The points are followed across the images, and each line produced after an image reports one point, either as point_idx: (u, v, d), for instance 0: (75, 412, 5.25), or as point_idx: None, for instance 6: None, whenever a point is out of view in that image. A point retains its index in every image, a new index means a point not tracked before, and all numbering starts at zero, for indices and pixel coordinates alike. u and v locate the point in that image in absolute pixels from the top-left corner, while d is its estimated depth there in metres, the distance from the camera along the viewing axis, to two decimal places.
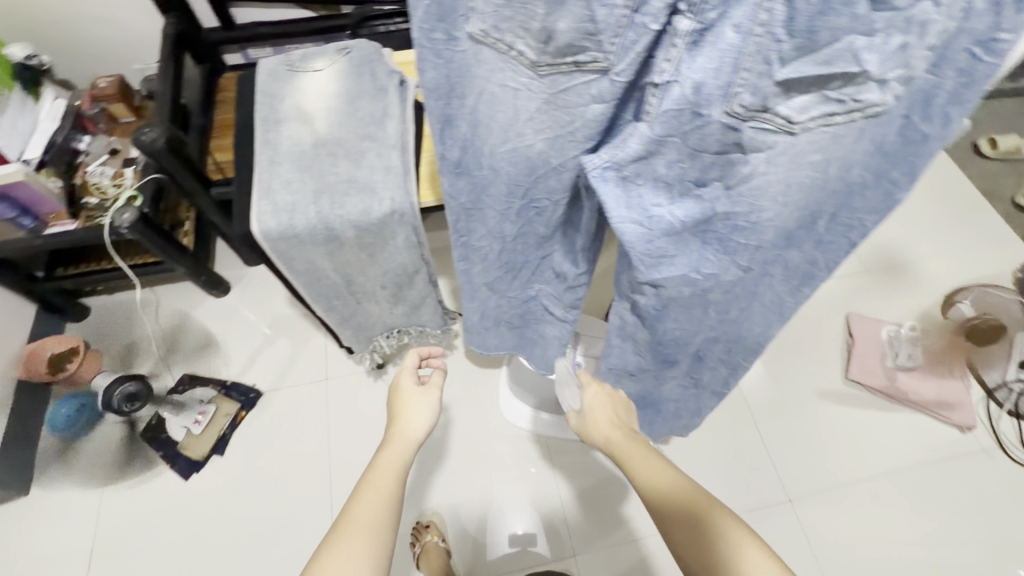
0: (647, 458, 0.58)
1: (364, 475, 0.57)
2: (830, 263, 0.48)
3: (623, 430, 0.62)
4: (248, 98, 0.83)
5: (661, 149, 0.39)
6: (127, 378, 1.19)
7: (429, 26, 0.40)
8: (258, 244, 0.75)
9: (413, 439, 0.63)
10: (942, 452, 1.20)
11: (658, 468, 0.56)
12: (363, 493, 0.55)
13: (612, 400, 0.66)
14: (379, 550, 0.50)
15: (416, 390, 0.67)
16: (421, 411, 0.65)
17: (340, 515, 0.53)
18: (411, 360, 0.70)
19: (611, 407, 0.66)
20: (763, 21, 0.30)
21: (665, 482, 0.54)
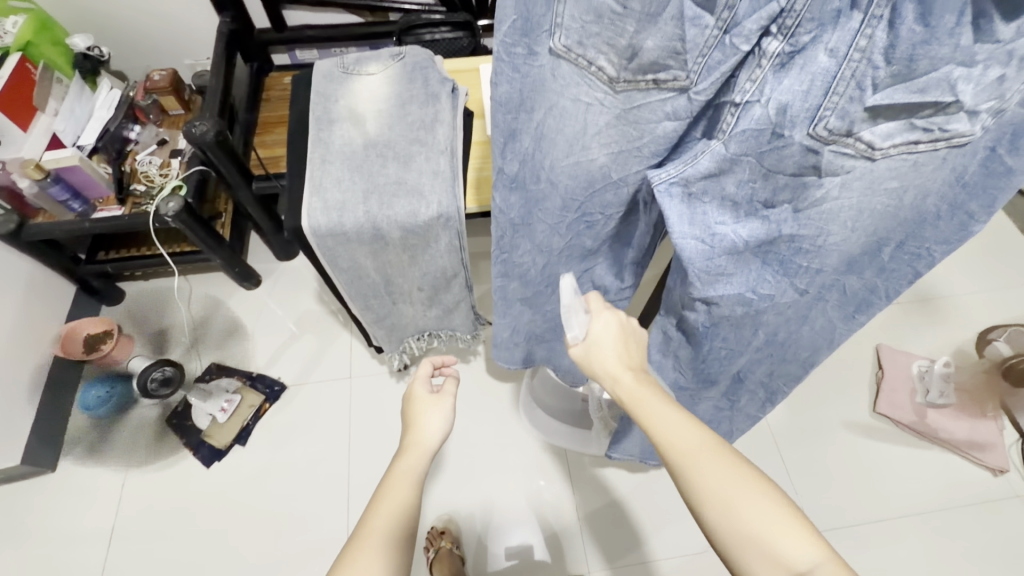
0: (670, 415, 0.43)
1: (377, 489, 0.52)
2: (890, 291, 0.48)
3: (637, 372, 0.46)
4: (302, 98, 0.85)
5: (733, 167, 0.40)
6: (161, 362, 1.24)
7: (512, 40, 0.40)
8: (305, 239, 0.76)
9: (428, 449, 0.58)
10: (973, 495, 1.16)
11: (684, 427, 0.42)
12: (377, 506, 0.51)
13: (622, 329, 0.48)
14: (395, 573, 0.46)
15: (430, 398, 0.62)
16: (435, 419, 0.60)
17: (357, 529, 0.49)
18: (424, 369, 0.64)
19: (621, 339, 0.48)
20: (862, 47, 0.30)
21: (690, 446, 0.41)
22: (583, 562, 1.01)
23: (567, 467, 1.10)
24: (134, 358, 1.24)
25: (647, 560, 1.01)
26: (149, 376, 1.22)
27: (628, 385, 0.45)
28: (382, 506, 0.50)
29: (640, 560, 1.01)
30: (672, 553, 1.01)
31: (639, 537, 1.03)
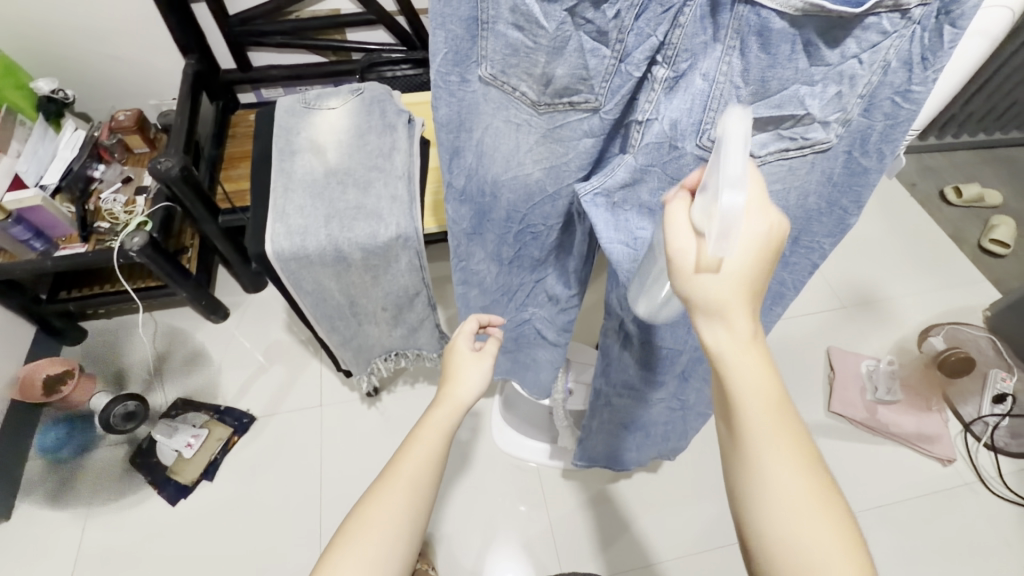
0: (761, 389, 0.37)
1: (411, 432, 0.59)
2: (796, 283, 0.54)
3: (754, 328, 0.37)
4: (265, 132, 0.89)
5: (644, 176, 0.46)
6: (125, 397, 1.23)
7: (446, 70, 0.45)
8: (270, 264, 0.79)
9: (463, 403, 0.62)
10: (926, 486, 1.23)
11: (768, 405, 0.37)
12: (409, 448, 0.57)
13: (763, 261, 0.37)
14: (412, 509, 0.54)
15: (471, 355, 0.66)
16: (473, 375, 0.64)
17: (393, 459, 0.57)
18: (469, 325, 0.67)
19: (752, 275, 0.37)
20: (724, 72, 0.37)
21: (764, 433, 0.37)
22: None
23: (539, 482, 1.13)
24: (97, 396, 1.22)
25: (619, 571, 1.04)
26: (112, 411, 1.20)
27: (737, 339, 0.36)
28: (413, 450, 0.57)
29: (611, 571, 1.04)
30: (648, 560, 1.04)
31: (612, 546, 1.06)
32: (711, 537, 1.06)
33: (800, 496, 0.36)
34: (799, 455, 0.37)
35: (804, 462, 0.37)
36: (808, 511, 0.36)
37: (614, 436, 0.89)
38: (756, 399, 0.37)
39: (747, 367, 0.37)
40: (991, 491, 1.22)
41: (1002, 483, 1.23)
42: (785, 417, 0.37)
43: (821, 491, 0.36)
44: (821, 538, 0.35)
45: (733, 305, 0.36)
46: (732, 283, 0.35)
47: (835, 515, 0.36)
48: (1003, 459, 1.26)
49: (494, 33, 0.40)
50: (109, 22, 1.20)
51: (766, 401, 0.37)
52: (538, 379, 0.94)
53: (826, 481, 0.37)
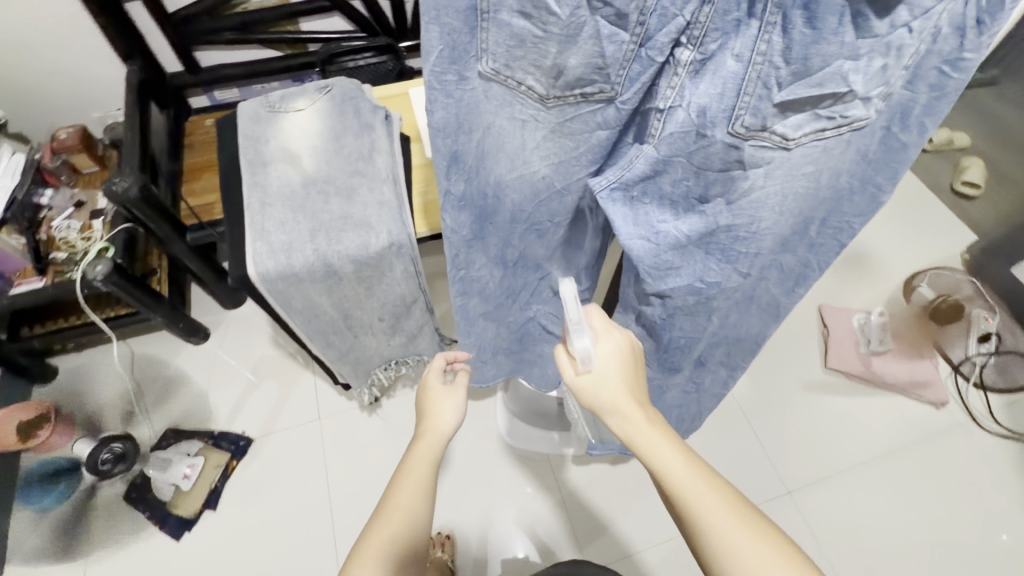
0: (673, 453, 0.44)
1: (398, 468, 0.59)
2: (822, 263, 0.52)
3: (643, 408, 0.47)
4: (230, 143, 0.84)
5: (666, 168, 0.42)
6: (113, 438, 1.17)
7: (441, 68, 0.40)
8: (253, 286, 0.74)
9: (443, 433, 0.64)
10: (924, 433, 1.27)
11: (685, 464, 0.43)
12: (399, 482, 0.57)
13: (628, 358, 0.49)
14: (413, 538, 0.53)
15: (442, 389, 0.70)
16: (448, 407, 0.67)
17: (382, 498, 0.56)
18: (439, 362, 0.73)
19: (626, 369, 0.48)
20: (762, 51, 0.33)
21: (690, 488, 0.42)
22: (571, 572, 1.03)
23: (551, 470, 1.13)
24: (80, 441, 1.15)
25: (640, 550, 1.05)
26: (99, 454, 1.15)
27: (636, 422, 0.46)
28: (404, 483, 0.57)
29: (632, 551, 1.05)
30: (668, 536, 1.06)
31: (632, 528, 1.07)
32: None
33: (740, 538, 0.40)
34: (727, 500, 0.42)
35: (731, 505, 0.42)
36: (758, 552, 0.39)
37: None
38: (672, 466, 0.43)
39: (654, 444, 0.45)
40: (983, 429, 1.27)
41: (993, 420, 1.28)
42: (700, 470, 0.43)
43: (757, 528, 0.41)
44: (771, 573, 0.38)
45: (620, 400, 0.47)
46: (610, 386, 0.47)
47: (778, 548, 0.40)
48: (993, 396, 1.31)
49: (496, 23, 0.36)
50: (35, 31, 1.09)
51: (680, 463, 0.43)
52: (545, 374, 0.94)
53: (761, 519, 0.41)
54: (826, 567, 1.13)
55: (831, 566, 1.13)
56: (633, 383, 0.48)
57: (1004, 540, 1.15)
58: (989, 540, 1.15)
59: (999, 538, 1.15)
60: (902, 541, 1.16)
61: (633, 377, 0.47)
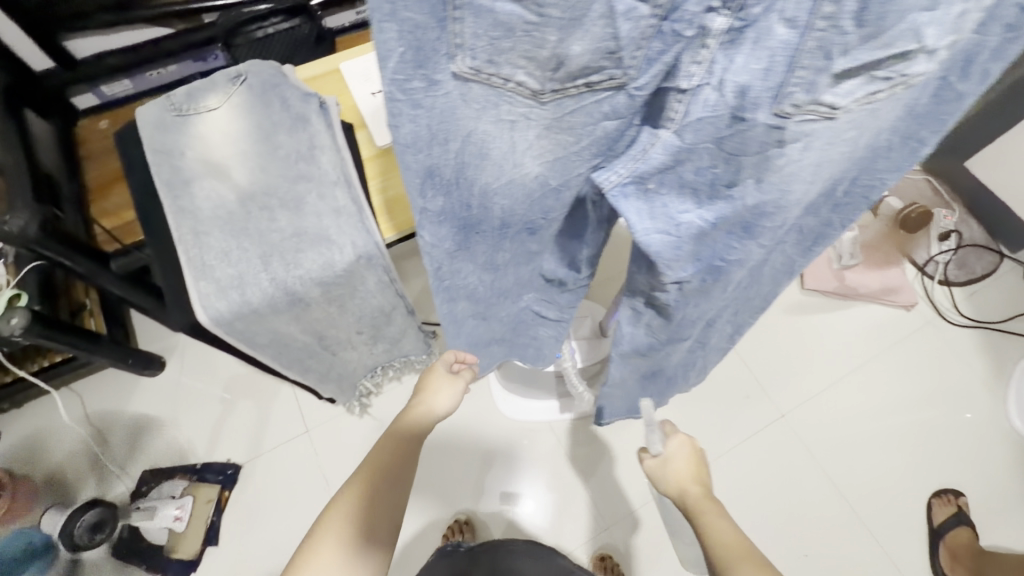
0: (722, 522, 0.55)
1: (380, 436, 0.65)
2: (845, 222, 0.48)
3: (700, 488, 0.60)
4: (136, 160, 0.70)
5: (690, 156, 0.36)
6: (85, 505, 1.04)
7: (405, 75, 0.30)
8: (209, 331, 0.65)
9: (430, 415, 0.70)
10: (897, 335, 1.33)
11: (729, 533, 0.54)
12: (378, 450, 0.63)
13: (693, 451, 0.62)
14: (386, 503, 0.59)
15: (446, 375, 0.74)
16: (444, 395, 0.73)
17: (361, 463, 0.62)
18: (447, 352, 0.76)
19: (692, 459, 0.62)
20: (828, 13, 0.26)
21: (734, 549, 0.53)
22: (589, 534, 1.05)
23: (555, 439, 1.13)
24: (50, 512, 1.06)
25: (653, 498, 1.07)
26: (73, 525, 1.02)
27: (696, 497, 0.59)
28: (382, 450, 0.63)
29: (645, 500, 1.07)
30: None
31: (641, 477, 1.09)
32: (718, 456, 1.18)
33: None
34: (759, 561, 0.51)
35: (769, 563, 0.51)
36: None
37: (634, 388, 0.86)
38: (719, 529, 0.55)
39: (708, 517, 0.57)
40: (948, 322, 1.34)
41: (957, 312, 1.35)
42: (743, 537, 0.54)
43: None
44: None
45: (683, 481, 0.60)
46: (676, 474, 0.61)
47: None
48: (955, 290, 1.38)
49: (473, 9, 0.27)
50: None
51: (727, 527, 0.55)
52: (540, 353, 0.88)
53: None
54: (822, 477, 1.20)
55: (825, 474, 1.21)
56: (697, 470, 0.61)
57: (968, 417, 1.24)
58: (956, 420, 1.24)
59: (964, 416, 1.25)
60: (886, 438, 1.24)
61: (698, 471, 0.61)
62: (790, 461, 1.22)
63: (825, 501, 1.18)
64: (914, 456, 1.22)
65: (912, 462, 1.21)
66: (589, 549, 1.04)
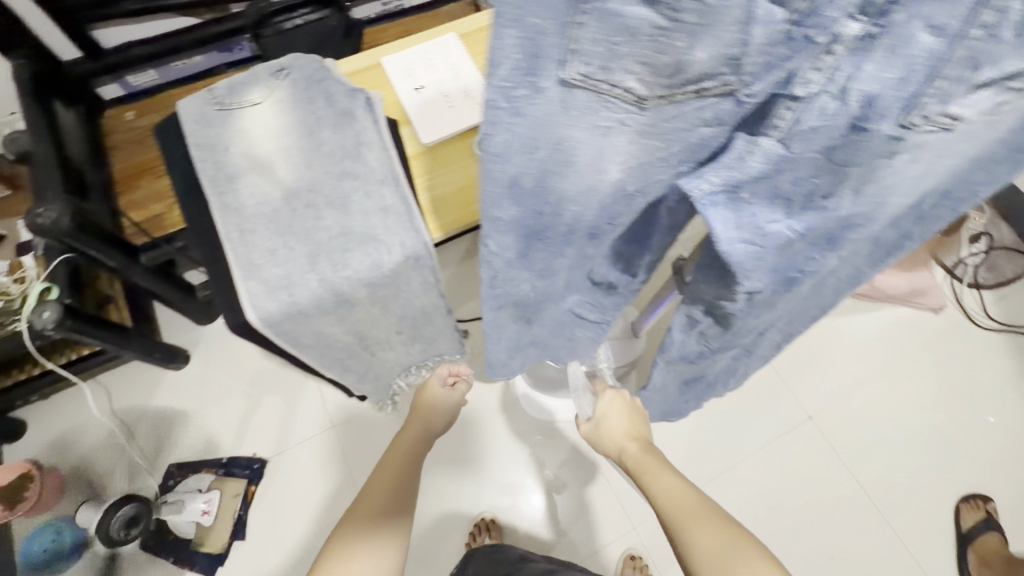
0: (657, 473, 0.76)
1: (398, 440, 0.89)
2: (926, 234, 0.46)
3: (637, 445, 0.83)
4: (178, 155, 0.69)
5: (790, 166, 0.34)
6: (120, 501, 1.05)
7: (512, 83, 0.29)
8: (255, 331, 0.64)
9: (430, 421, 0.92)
10: (927, 338, 1.31)
11: (669, 482, 0.73)
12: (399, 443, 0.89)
13: (625, 412, 0.87)
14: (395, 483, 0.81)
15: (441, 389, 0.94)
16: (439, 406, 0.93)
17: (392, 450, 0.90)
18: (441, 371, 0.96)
19: (624, 418, 0.86)
20: (983, 23, 0.26)
21: (671, 490, 0.71)
22: (617, 535, 1.06)
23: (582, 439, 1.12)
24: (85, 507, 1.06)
25: None
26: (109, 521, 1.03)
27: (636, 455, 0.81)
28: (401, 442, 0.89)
29: None
30: None
31: None
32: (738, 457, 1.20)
33: (686, 510, 0.67)
34: (687, 497, 0.69)
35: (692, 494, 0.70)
36: (695, 518, 0.66)
37: (672, 393, 0.85)
38: (661, 484, 0.73)
39: (651, 472, 0.77)
40: (977, 325, 1.32)
41: (986, 316, 1.33)
42: (672, 480, 0.73)
43: (703, 511, 0.67)
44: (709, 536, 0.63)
45: (622, 442, 0.84)
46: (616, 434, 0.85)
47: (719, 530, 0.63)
48: (985, 293, 1.36)
49: (599, 13, 0.26)
50: None
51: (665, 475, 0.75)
52: (578, 355, 0.87)
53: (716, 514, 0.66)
54: (850, 478, 1.19)
55: (851, 477, 1.20)
56: (630, 428, 0.85)
57: (991, 421, 1.23)
58: (980, 424, 1.23)
59: (988, 420, 1.24)
60: (914, 441, 1.22)
61: (636, 433, 0.84)
62: (817, 465, 1.20)
63: (851, 506, 1.17)
64: (943, 459, 1.21)
65: (941, 465, 1.20)
66: (617, 549, 1.05)
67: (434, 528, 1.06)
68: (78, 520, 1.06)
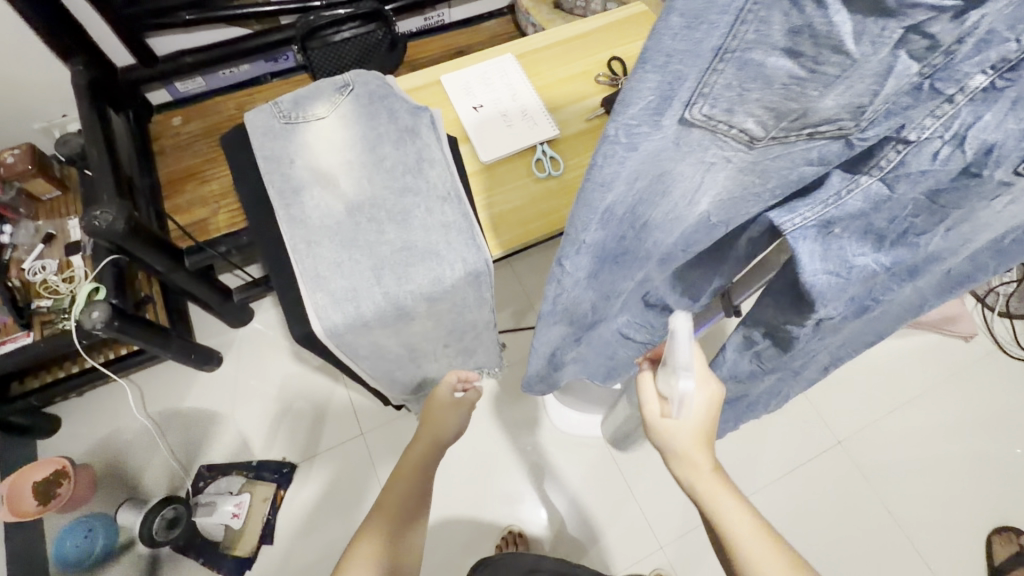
0: (733, 505, 0.48)
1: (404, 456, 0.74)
2: (1000, 269, 0.47)
3: (710, 457, 0.50)
4: (244, 165, 0.71)
5: (887, 205, 0.35)
6: (161, 502, 1.06)
7: (638, 121, 0.31)
8: (317, 341, 0.65)
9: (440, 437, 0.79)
10: (959, 366, 1.29)
11: (750, 526, 0.47)
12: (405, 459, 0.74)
13: (715, 415, 0.51)
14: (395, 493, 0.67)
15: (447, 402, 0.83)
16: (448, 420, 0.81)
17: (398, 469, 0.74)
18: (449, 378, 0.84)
19: (710, 418, 0.51)
20: None
21: (758, 550, 0.46)
22: (644, 553, 1.04)
23: (610, 455, 1.12)
24: (124, 507, 1.07)
25: None
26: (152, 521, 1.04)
27: (703, 471, 0.50)
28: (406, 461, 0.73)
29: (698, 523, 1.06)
30: None
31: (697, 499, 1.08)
32: (764, 478, 1.18)
33: None
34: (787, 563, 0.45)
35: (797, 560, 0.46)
36: None
37: None
38: (745, 529, 0.47)
39: (721, 500, 0.48)
40: (1007, 354, 1.30)
41: (1017, 345, 1.31)
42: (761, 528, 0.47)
43: None
44: None
45: (691, 449, 0.50)
46: (689, 436, 0.50)
47: None
48: (1017, 322, 1.33)
49: (738, 62, 0.27)
50: None
51: (745, 515, 0.48)
52: (618, 373, 0.87)
53: None
54: (880, 505, 1.16)
55: (883, 504, 1.16)
56: (708, 431, 0.51)
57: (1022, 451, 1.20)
58: (1010, 453, 1.21)
59: (1017, 450, 1.21)
60: (946, 468, 1.19)
61: (712, 433, 0.51)
62: (847, 491, 1.17)
63: (882, 534, 1.14)
64: (976, 488, 1.17)
65: (973, 494, 1.17)
66: (644, 568, 1.03)
67: (462, 538, 1.05)
68: (118, 518, 1.08)
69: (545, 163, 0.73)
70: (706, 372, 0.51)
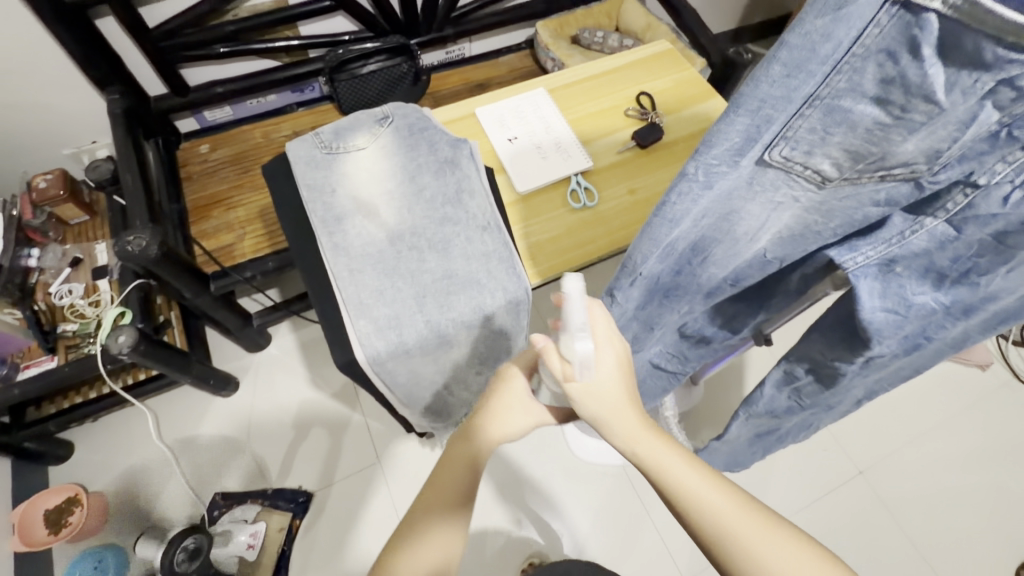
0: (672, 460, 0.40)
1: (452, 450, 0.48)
2: None
3: (638, 411, 0.41)
4: (285, 193, 0.72)
5: (951, 245, 0.35)
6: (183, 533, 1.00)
7: (718, 159, 0.35)
8: (356, 369, 0.65)
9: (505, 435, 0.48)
10: (977, 395, 1.28)
11: (692, 477, 0.40)
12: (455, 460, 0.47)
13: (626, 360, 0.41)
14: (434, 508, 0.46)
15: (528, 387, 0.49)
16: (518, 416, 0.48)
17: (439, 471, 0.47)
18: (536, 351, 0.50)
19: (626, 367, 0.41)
20: None
21: (705, 501, 0.39)
22: None
23: (628, 482, 1.09)
24: (142, 540, 1.03)
25: None
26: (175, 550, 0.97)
27: (634, 430, 0.41)
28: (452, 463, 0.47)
29: None
30: None
31: None
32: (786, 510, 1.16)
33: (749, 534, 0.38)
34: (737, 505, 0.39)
35: (744, 497, 0.40)
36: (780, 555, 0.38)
37: (740, 445, 0.84)
38: (688, 480, 0.40)
39: (660, 457, 0.40)
40: None
41: None
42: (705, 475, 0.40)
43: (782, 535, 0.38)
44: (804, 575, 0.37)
45: (618, 411, 0.40)
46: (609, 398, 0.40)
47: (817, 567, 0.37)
48: None
49: (825, 107, 0.30)
50: None
51: (685, 465, 0.41)
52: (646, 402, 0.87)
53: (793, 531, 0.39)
54: (903, 537, 1.14)
55: (908, 537, 1.14)
56: (628, 378, 0.41)
57: None
58: None
59: None
60: (971, 500, 1.17)
61: (630, 385, 0.41)
62: (870, 524, 1.15)
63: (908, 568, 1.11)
64: (1001, 522, 1.15)
65: (999, 527, 1.15)
66: None
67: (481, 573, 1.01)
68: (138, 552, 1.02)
69: (580, 194, 0.75)
70: (606, 326, 0.39)
